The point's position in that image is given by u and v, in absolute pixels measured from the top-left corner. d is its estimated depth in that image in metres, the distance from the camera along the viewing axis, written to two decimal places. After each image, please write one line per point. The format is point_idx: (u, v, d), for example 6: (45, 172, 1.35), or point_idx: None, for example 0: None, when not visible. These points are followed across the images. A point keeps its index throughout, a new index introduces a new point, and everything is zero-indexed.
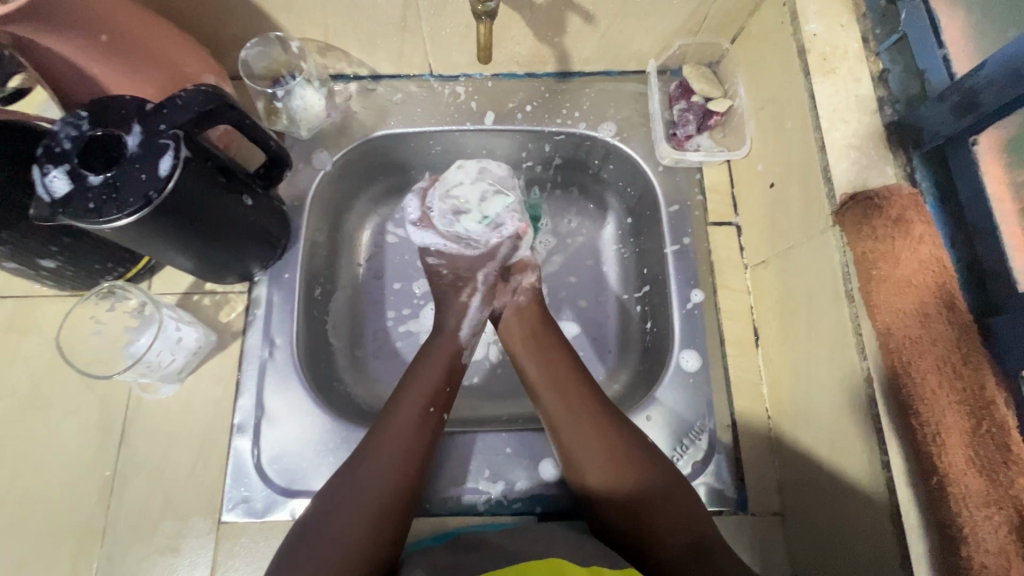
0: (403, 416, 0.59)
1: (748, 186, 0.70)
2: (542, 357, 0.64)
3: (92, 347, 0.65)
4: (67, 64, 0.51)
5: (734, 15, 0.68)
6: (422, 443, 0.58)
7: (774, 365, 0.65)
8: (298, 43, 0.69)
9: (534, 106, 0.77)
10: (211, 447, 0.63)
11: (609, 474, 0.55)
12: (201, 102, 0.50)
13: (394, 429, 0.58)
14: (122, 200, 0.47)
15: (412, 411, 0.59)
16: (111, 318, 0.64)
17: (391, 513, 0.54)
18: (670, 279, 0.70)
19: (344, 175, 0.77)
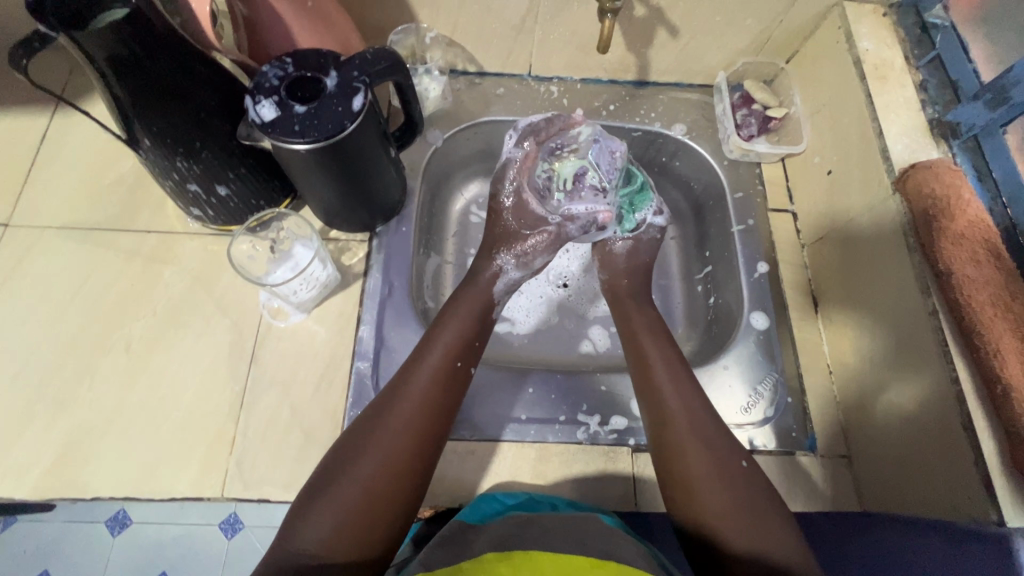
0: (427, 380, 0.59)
1: (803, 177, 0.82)
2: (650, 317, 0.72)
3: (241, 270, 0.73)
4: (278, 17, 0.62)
5: (792, 39, 0.83)
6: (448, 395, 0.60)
7: (836, 325, 0.74)
8: (433, 34, 0.82)
9: (616, 106, 0.89)
10: (335, 371, 0.69)
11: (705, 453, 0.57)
12: (385, 58, 0.61)
13: (418, 382, 0.59)
14: (323, 127, 0.56)
15: (439, 367, 0.61)
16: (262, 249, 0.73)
17: (409, 474, 0.54)
18: (738, 254, 0.81)
19: (448, 153, 0.88)
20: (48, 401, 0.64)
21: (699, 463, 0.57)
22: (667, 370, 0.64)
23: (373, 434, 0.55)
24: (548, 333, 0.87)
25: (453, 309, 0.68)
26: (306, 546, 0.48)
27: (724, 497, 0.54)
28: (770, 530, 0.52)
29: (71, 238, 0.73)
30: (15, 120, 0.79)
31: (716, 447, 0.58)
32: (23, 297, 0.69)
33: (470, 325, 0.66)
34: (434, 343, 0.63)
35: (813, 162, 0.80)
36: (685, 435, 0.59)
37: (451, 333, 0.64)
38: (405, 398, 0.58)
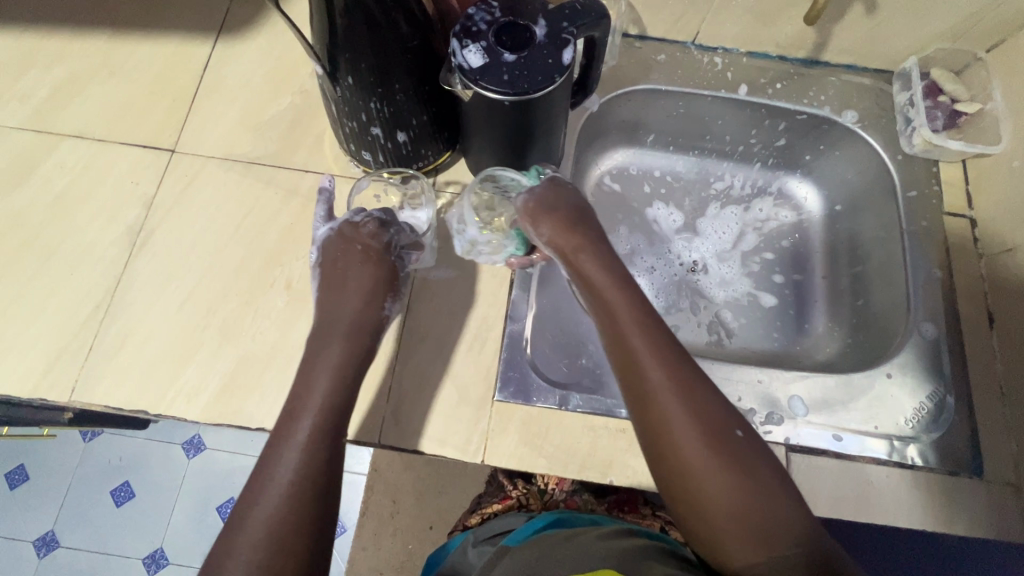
0: (327, 360, 0.56)
1: (992, 181, 0.75)
2: (614, 277, 0.61)
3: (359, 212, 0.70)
4: None
5: (1004, 26, 0.74)
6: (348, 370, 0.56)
7: (1016, 344, 0.69)
8: None
9: (783, 85, 0.83)
10: (488, 331, 0.68)
11: (693, 441, 0.51)
12: (594, 11, 0.57)
13: (323, 367, 0.56)
14: (533, 78, 0.53)
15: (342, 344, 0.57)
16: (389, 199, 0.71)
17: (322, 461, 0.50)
18: (907, 257, 0.75)
19: (595, 120, 0.85)
20: (214, 328, 0.66)
21: (692, 457, 0.50)
22: (637, 327, 0.57)
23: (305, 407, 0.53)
24: (676, 317, 0.86)
25: (350, 279, 0.61)
26: (247, 534, 0.46)
27: (709, 463, 0.50)
28: (761, 501, 0.49)
29: (233, 171, 0.73)
30: (179, 48, 0.78)
31: (707, 433, 0.51)
32: (189, 224, 0.70)
33: (361, 294, 0.61)
34: (331, 326, 0.59)
35: (1010, 166, 0.73)
36: (676, 425, 0.51)
37: (353, 307, 0.60)
38: (319, 375, 0.55)
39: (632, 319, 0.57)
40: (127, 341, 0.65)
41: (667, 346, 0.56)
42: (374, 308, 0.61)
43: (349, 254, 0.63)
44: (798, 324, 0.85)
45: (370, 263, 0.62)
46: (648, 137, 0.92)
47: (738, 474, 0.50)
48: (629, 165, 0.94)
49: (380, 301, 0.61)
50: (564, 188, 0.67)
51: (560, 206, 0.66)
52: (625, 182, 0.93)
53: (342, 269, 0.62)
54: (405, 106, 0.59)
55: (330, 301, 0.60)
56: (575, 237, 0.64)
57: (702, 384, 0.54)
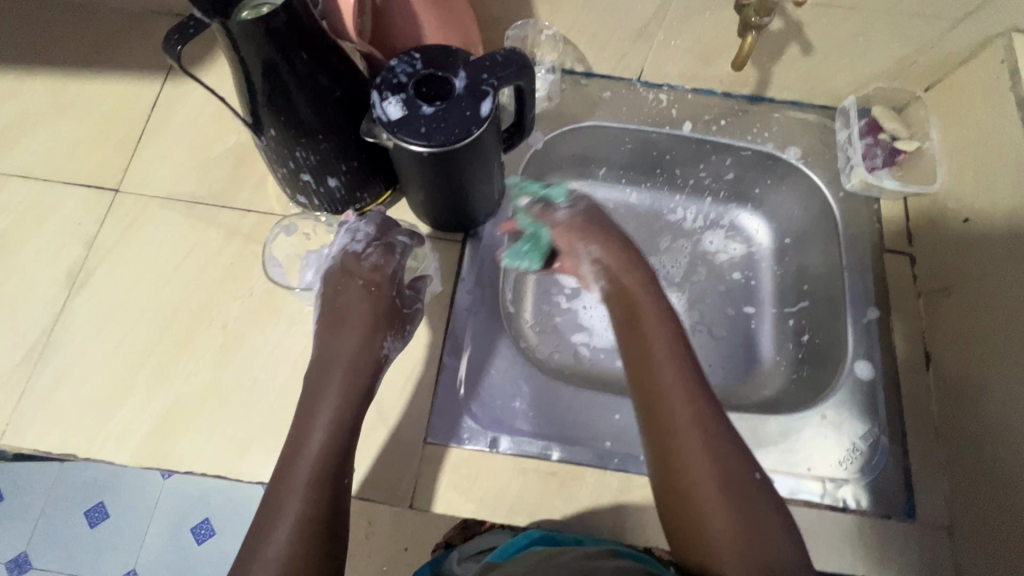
0: (336, 394, 0.59)
1: (929, 219, 0.76)
2: (664, 313, 0.64)
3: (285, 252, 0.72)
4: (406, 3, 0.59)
5: (940, 66, 0.75)
6: (351, 404, 0.59)
7: (951, 385, 0.69)
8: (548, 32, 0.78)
9: (727, 122, 0.84)
10: (424, 371, 0.68)
11: (706, 466, 0.54)
12: (516, 61, 0.58)
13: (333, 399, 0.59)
14: (449, 130, 0.54)
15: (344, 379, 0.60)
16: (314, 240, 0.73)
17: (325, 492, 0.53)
18: (846, 295, 0.75)
19: (544, 156, 0.86)
20: (149, 370, 0.66)
21: (698, 476, 0.53)
22: (669, 355, 0.60)
23: (302, 446, 0.56)
24: None
25: (349, 315, 0.63)
26: (268, 557, 0.50)
27: (718, 497, 0.53)
28: (763, 533, 0.51)
29: (176, 210, 0.74)
30: (130, 85, 0.80)
31: (724, 462, 0.54)
32: (130, 265, 0.71)
33: (362, 330, 0.62)
34: (330, 362, 0.61)
35: (945, 206, 0.74)
36: (687, 449, 0.54)
37: (349, 344, 0.61)
38: (321, 412, 0.58)
39: (669, 350, 0.60)
40: (62, 385, 0.65)
41: (690, 380, 0.58)
42: (373, 346, 0.62)
43: (351, 288, 0.64)
44: (747, 358, 0.85)
45: (371, 297, 0.63)
46: (599, 170, 0.93)
47: (739, 497, 0.53)
48: (583, 198, 0.94)
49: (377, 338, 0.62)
50: (601, 211, 0.75)
51: (599, 230, 0.72)
52: None
53: (343, 304, 0.63)
54: (332, 154, 0.60)
55: (328, 338, 0.62)
56: (624, 265, 0.69)
57: (721, 421, 0.56)
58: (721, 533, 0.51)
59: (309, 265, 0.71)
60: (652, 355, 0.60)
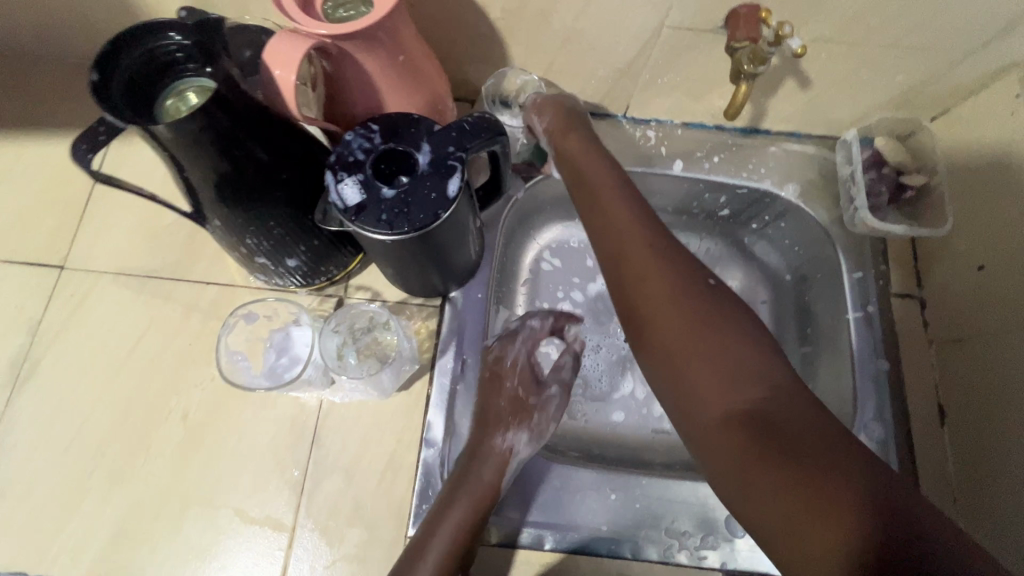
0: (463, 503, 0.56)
1: (938, 261, 0.71)
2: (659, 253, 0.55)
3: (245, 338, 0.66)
4: (361, 74, 0.52)
5: (947, 96, 0.70)
6: (476, 514, 0.56)
7: (967, 444, 0.65)
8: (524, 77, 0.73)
9: (720, 158, 0.78)
10: (403, 456, 0.63)
11: (720, 411, 0.48)
12: (485, 128, 0.52)
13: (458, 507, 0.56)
14: (413, 216, 0.49)
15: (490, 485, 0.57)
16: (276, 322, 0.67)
17: None
18: (854, 347, 0.70)
19: (526, 202, 0.81)
20: (104, 471, 0.61)
21: (721, 432, 0.47)
22: (656, 286, 0.54)
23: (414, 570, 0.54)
24: (620, 403, 0.81)
25: (492, 431, 0.60)
26: None
27: (760, 451, 0.45)
28: (808, 448, 0.43)
29: (128, 287, 0.68)
30: None
31: (742, 395, 0.48)
32: (80, 352, 0.65)
33: (487, 441, 0.60)
34: (467, 478, 0.58)
35: (957, 249, 0.69)
36: (708, 395, 0.49)
37: (489, 461, 0.58)
38: (443, 525, 0.55)
39: (663, 290, 0.53)
40: (9, 492, 0.60)
41: (687, 307, 0.52)
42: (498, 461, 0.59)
43: (502, 393, 0.63)
44: None
45: (519, 414, 0.62)
46: None
47: (783, 446, 0.44)
48: (570, 238, 0.88)
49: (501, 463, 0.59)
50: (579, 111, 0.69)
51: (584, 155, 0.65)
52: (566, 256, 0.88)
53: (491, 417, 0.61)
54: (289, 237, 0.55)
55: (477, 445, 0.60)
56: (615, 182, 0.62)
57: (736, 350, 0.49)
58: (764, 504, 0.44)
59: (275, 351, 0.66)
60: (613, 228, 0.58)
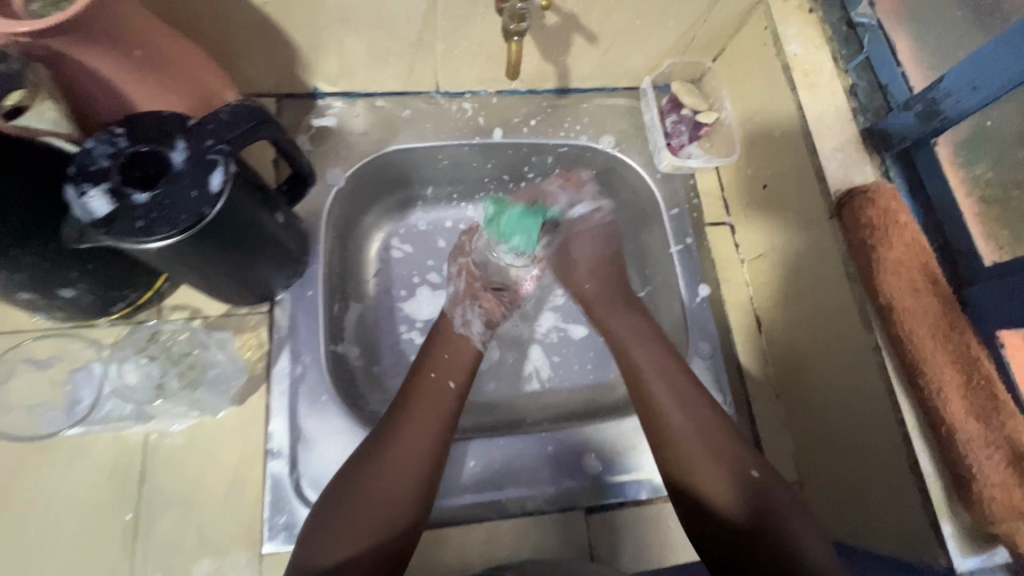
0: (422, 402, 0.63)
1: (735, 189, 0.78)
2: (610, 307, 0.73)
3: (38, 382, 0.61)
4: (93, 75, 0.48)
5: (718, 38, 0.76)
6: (442, 421, 0.62)
7: (777, 346, 0.72)
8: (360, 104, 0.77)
9: (537, 121, 0.81)
10: (248, 473, 0.60)
11: (687, 422, 0.59)
12: (248, 117, 0.50)
13: (420, 403, 0.62)
14: (173, 217, 0.45)
15: (446, 396, 0.64)
16: (72, 358, 0.61)
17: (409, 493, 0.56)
18: (679, 277, 0.76)
19: (354, 191, 0.78)
20: None
21: (682, 430, 0.59)
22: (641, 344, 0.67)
23: (384, 448, 0.58)
24: (490, 372, 0.82)
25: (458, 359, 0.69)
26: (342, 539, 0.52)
27: (703, 450, 0.58)
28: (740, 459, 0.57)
29: None
30: None
31: (700, 416, 0.60)
32: None
33: (461, 374, 0.67)
34: (418, 377, 0.66)
35: (747, 174, 0.75)
36: (670, 406, 0.61)
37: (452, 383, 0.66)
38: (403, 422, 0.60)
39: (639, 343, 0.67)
40: None
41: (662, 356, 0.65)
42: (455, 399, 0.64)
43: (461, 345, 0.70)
44: (608, 353, 0.84)
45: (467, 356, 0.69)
46: (426, 190, 0.85)
47: (718, 445, 0.58)
48: (417, 221, 0.86)
49: (461, 369, 0.68)
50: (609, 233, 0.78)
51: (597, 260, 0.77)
52: (416, 240, 0.86)
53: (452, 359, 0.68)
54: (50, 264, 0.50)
55: (429, 357, 0.68)
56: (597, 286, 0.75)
57: (691, 383, 0.63)
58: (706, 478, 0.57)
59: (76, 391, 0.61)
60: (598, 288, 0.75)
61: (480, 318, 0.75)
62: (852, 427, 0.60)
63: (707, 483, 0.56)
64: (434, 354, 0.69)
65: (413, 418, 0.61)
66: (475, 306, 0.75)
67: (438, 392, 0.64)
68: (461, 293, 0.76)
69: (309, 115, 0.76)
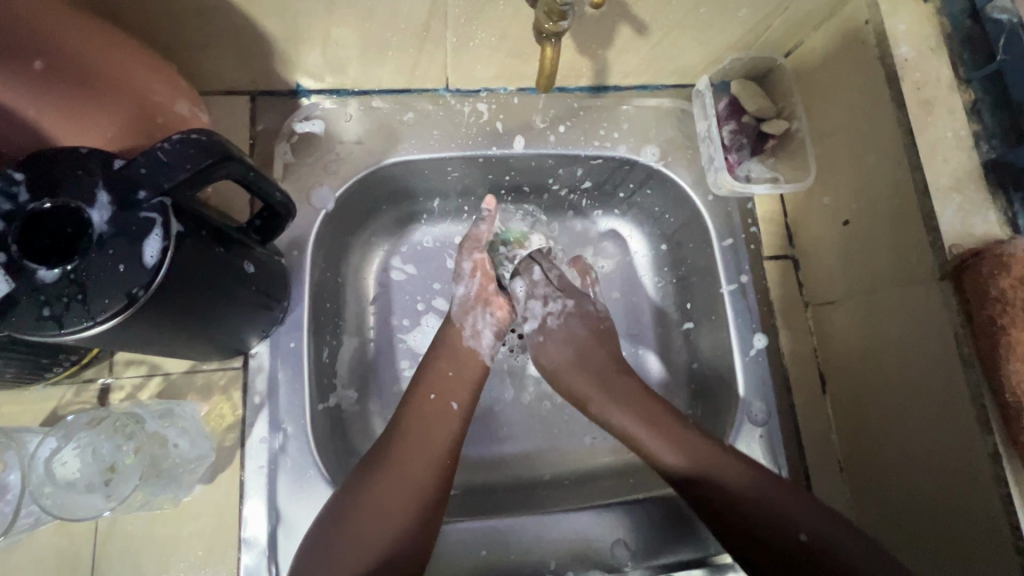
0: (420, 424, 0.55)
1: (806, 215, 0.65)
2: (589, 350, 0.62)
3: None
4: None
5: (797, 28, 0.61)
6: (444, 442, 0.55)
7: (847, 413, 0.61)
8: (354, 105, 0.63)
9: (567, 126, 0.66)
10: (220, 563, 0.52)
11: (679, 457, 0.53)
12: (193, 154, 0.37)
13: (417, 424, 0.55)
14: (94, 303, 0.34)
15: (440, 411, 0.56)
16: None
17: (412, 523, 0.50)
18: (729, 323, 0.64)
19: (346, 210, 0.65)
20: None
21: (674, 461, 0.54)
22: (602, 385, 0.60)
23: (380, 479, 0.51)
24: (504, 419, 0.70)
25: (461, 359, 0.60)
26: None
27: (708, 469, 0.52)
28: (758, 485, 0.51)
29: None
30: None
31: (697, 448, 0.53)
32: None
33: (467, 388, 0.59)
34: (413, 390, 0.58)
35: (822, 203, 0.63)
36: (657, 445, 0.55)
37: (457, 402, 0.57)
38: (399, 449, 0.53)
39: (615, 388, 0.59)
40: None
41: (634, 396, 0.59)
42: (456, 419, 0.56)
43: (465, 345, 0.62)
44: None
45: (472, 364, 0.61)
46: (431, 203, 0.72)
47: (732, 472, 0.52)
48: (420, 239, 0.73)
49: (466, 386, 0.59)
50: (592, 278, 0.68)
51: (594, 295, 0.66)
52: (420, 260, 0.73)
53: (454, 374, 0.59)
54: None
55: (425, 364, 0.60)
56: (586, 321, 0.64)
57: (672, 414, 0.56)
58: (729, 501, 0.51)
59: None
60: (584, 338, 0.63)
61: (491, 329, 0.64)
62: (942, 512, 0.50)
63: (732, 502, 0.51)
64: (436, 366, 0.59)
65: (409, 448, 0.53)
66: (487, 315, 0.64)
67: (437, 416, 0.56)
68: (472, 299, 0.64)
69: (292, 118, 0.63)
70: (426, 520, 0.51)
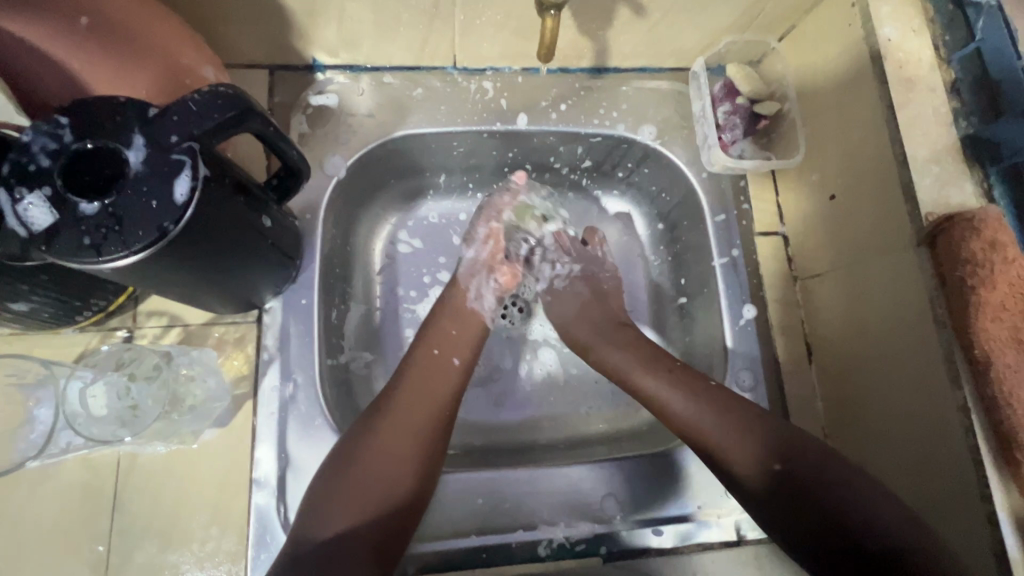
0: (419, 376, 0.58)
1: (797, 194, 0.68)
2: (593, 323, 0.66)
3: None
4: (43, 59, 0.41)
5: (790, 13, 0.64)
6: (445, 393, 0.58)
7: (831, 380, 0.63)
8: (365, 81, 0.67)
9: (569, 104, 0.70)
10: (231, 503, 0.55)
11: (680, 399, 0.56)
12: (221, 106, 0.40)
13: (417, 376, 0.58)
14: (127, 234, 0.37)
15: (441, 366, 0.59)
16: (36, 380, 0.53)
17: (410, 462, 0.53)
18: (720, 295, 0.67)
19: (356, 180, 0.69)
20: None
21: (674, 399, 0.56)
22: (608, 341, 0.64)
23: (382, 421, 0.54)
24: (502, 386, 0.73)
25: (463, 318, 0.64)
26: (340, 507, 0.50)
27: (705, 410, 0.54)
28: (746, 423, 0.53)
29: None
30: None
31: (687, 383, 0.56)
32: None
33: (469, 348, 0.62)
34: (416, 346, 0.61)
35: (810, 180, 0.66)
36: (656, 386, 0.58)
37: (458, 359, 0.60)
38: (399, 398, 0.56)
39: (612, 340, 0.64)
40: None
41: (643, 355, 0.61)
42: (457, 374, 0.59)
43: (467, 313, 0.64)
44: None
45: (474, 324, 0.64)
46: (438, 179, 0.76)
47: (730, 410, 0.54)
48: (426, 213, 0.77)
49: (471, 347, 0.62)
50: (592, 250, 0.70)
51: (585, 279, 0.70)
52: (426, 234, 0.76)
53: (455, 334, 0.62)
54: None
55: (428, 324, 0.63)
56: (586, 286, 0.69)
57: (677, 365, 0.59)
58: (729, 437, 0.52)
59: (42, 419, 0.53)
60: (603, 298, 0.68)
61: (494, 292, 0.67)
62: (918, 475, 0.53)
63: (731, 448, 0.52)
64: (441, 324, 0.63)
65: (410, 395, 0.56)
66: (491, 280, 0.67)
67: (439, 369, 0.59)
68: (480, 264, 0.68)
69: (307, 91, 0.66)
70: (423, 462, 0.54)
